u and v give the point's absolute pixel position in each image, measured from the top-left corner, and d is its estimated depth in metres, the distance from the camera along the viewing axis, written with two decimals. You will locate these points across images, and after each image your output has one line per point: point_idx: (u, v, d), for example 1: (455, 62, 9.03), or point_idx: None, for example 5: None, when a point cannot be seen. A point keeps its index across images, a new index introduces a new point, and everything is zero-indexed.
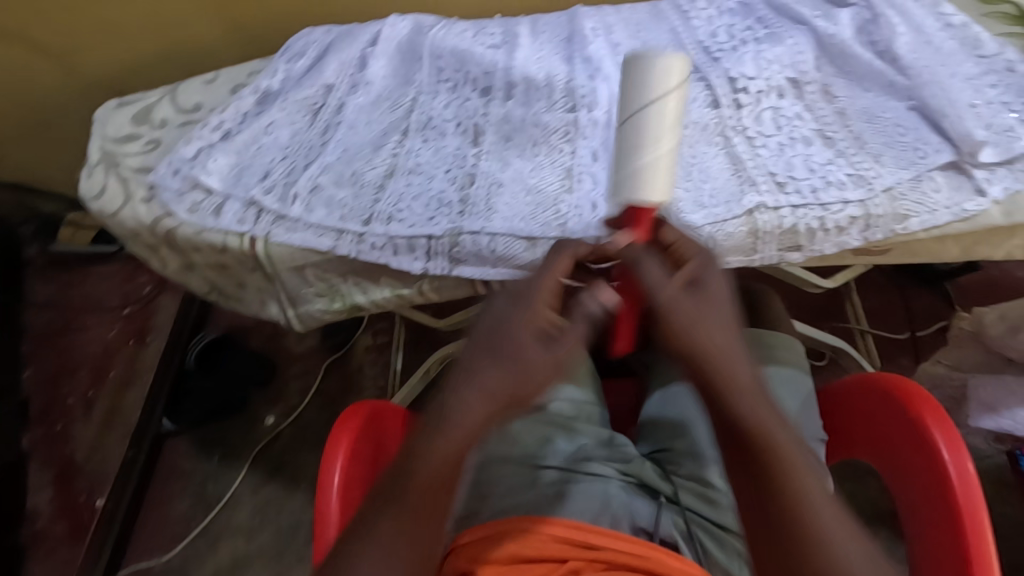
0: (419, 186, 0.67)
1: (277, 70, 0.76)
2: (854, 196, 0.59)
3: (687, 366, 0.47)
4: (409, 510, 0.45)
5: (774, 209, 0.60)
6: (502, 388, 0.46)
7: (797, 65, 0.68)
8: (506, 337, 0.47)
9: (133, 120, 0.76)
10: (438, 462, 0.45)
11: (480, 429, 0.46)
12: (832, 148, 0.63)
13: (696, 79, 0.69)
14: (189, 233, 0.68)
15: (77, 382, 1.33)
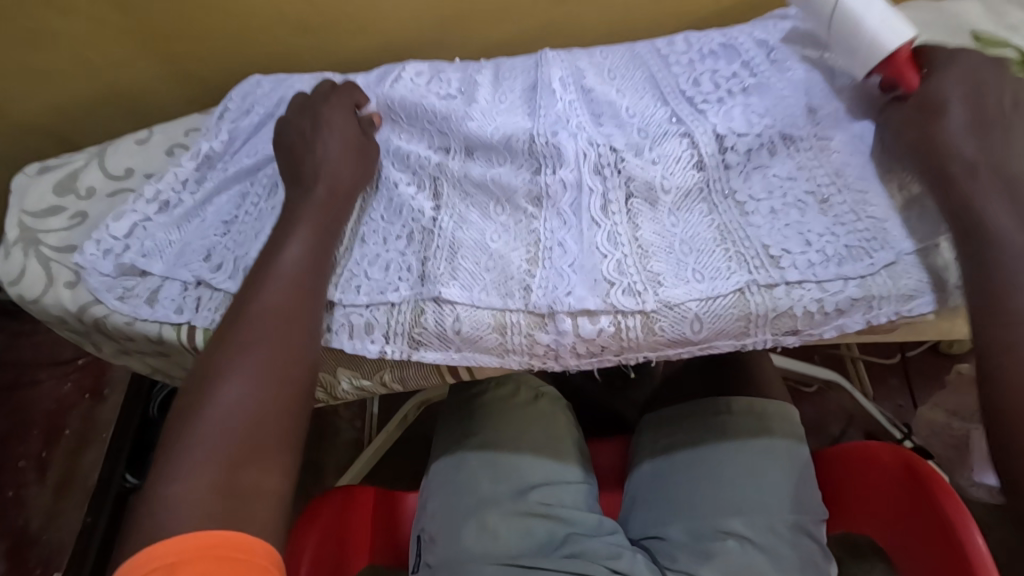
0: (382, 262, 0.60)
1: (219, 131, 0.70)
2: (852, 272, 0.53)
3: (985, 204, 0.50)
4: (266, 323, 0.53)
5: (768, 287, 0.54)
6: (304, 232, 0.58)
7: (787, 120, 0.62)
8: (305, 151, 0.63)
9: (55, 190, 0.68)
10: (294, 269, 0.56)
11: (295, 272, 0.56)
12: (829, 215, 0.56)
13: (678, 131, 0.63)
14: (119, 323, 0.60)
15: (30, 442, 1.25)
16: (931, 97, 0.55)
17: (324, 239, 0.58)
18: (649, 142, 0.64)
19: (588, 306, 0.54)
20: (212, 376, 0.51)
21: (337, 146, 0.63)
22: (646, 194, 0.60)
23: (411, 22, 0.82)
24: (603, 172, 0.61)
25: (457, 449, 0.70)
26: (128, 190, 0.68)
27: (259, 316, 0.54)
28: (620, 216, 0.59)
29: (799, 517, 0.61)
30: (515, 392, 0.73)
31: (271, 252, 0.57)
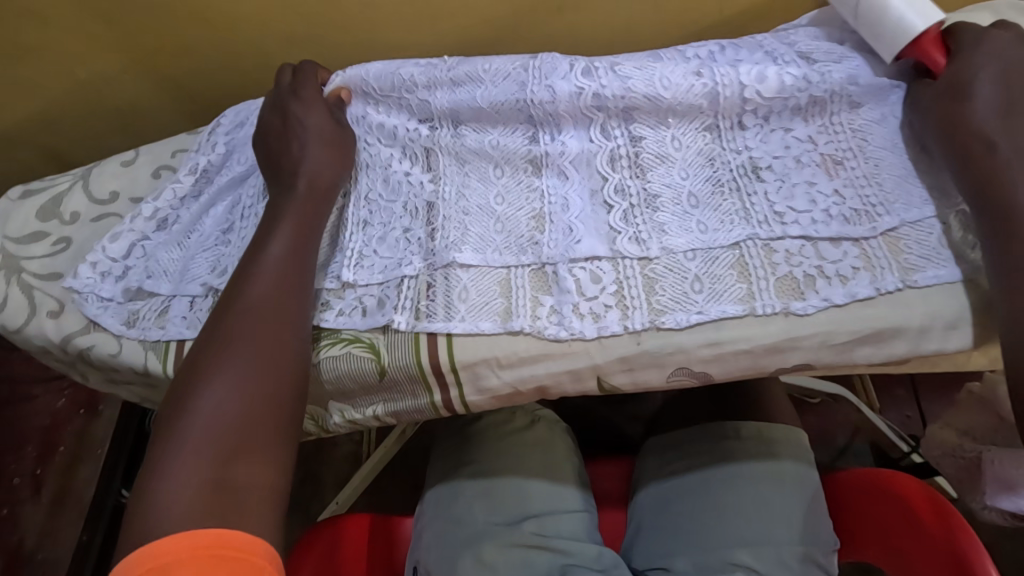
0: (381, 234, 0.58)
1: (216, 142, 0.65)
2: (852, 233, 0.51)
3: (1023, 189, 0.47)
4: (252, 315, 0.50)
5: (768, 243, 0.52)
6: (289, 227, 0.55)
7: (823, 81, 0.57)
8: (281, 144, 0.59)
9: (37, 217, 0.66)
10: (282, 263, 0.53)
11: (283, 264, 0.53)
12: (837, 177, 0.55)
13: (694, 74, 0.59)
14: (103, 355, 0.58)
15: (24, 459, 1.23)
16: (962, 83, 0.52)
17: (308, 236, 0.55)
18: (672, 99, 0.59)
19: (589, 254, 0.54)
20: (198, 375, 0.48)
21: (315, 132, 0.59)
22: (658, 152, 0.59)
23: (403, 30, 0.79)
24: (610, 131, 0.60)
25: (454, 476, 0.69)
26: (114, 216, 0.65)
27: (247, 311, 0.51)
28: (627, 171, 0.58)
29: (807, 550, 0.60)
30: (509, 417, 0.72)
31: (259, 241, 0.54)
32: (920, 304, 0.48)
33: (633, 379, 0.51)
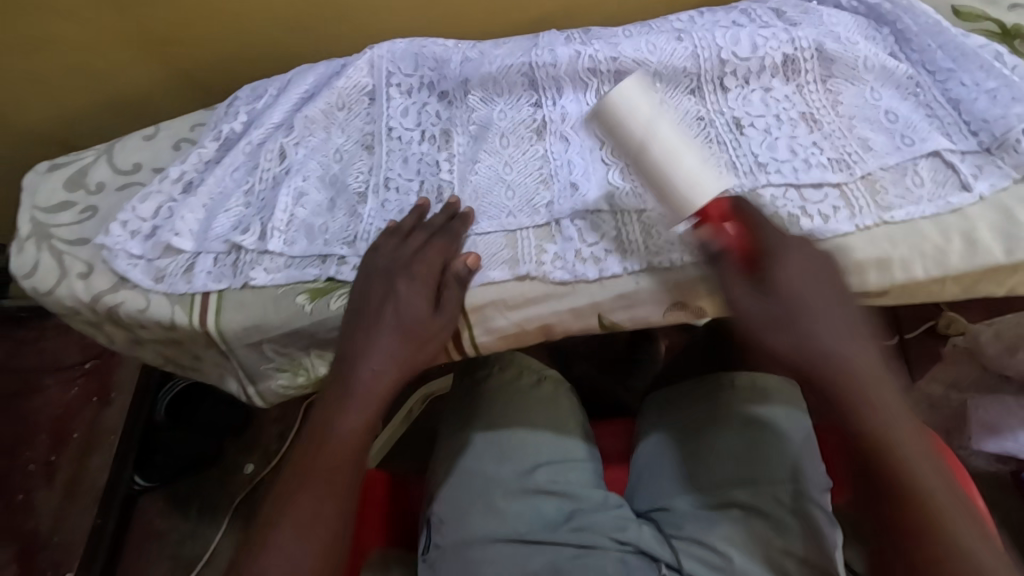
0: (394, 204, 0.62)
1: (237, 112, 0.70)
2: (831, 178, 0.54)
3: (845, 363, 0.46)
4: (338, 458, 0.53)
5: (754, 193, 0.55)
6: (396, 348, 0.54)
7: (794, 40, 0.61)
8: (403, 292, 0.55)
9: (65, 186, 0.69)
10: (345, 443, 0.53)
11: (373, 405, 0.54)
12: (817, 131, 0.58)
13: (677, 38, 0.63)
14: (131, 311, 0.62)
15: (38, 447, 1.24)
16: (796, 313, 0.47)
17: (417, 356, 0.55)
18: (658, 65, 0.62)
19: (591, 208, 0.57)
20: (282, 499, 0.52)
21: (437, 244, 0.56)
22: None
23: (407, 17, 0.82)
24: (604, 97, 0.63)
25: (464, 431, 0.71)
26: (137, 184, 0.69)
27: (306, 483, 0.52)
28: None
29: (802, 485, 0.61)
30: (518, 377, 0.73)
31: (364, 347, 0.54)
32: (901, 236, 0.51)
33: (631, 315, 0.55)
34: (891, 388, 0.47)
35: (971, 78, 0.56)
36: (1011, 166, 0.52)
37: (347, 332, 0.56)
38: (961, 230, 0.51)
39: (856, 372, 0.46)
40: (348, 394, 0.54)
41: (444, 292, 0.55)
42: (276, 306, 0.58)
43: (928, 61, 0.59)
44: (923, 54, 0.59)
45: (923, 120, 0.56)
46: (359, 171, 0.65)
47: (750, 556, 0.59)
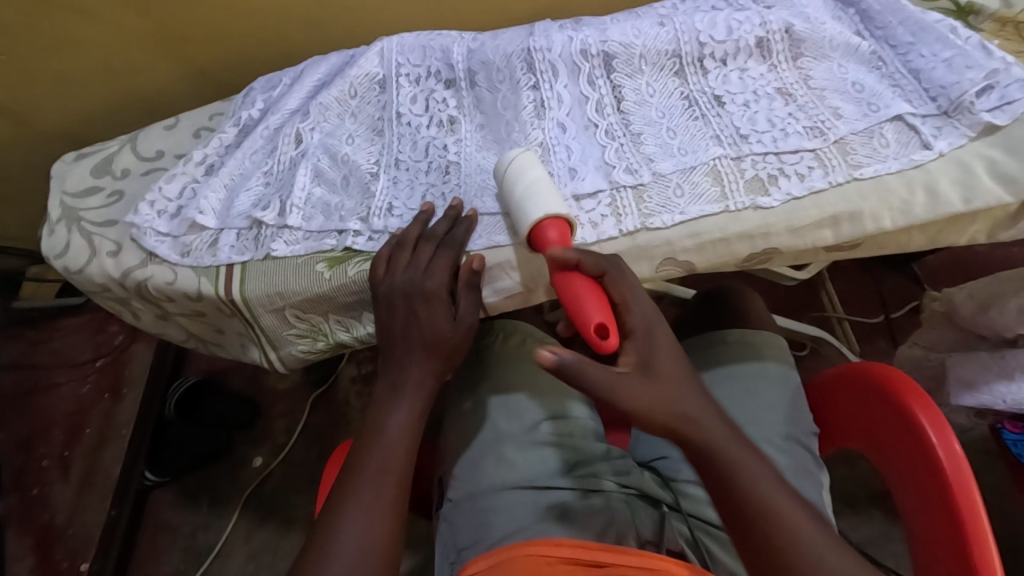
0: (406, 182, 0.66)
1: (255, 100, 0.75)
2: (806, 145, 0.59)
3: (711, 447, 0.50)
4: (385, 471, 0.57)
5: (736, 159, 0.60)
6: (429, 362, 0.60)
7: (766, 22, 0.66)
8: (433, 305, 0.59)
9: (93, 173, 0.74)
10: (400, 435, 0.59)
11: (413, 420, 0.60)
12: (791, 103, 0.62)
13: (661, 24, 0.68)
14: (159, 285, 0.66)
15: (53, 442, 1.23)
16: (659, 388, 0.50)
17: (447, 366, 0.61)
18: (642, 48, 0.67)
19: (592, 188, 0.60)
20: (333, 518, 0.55)
21: (446, 257, 0.59)
22: (636, 97, 0.66)
23: (410, 12, 0.86)
24: (595, 81, 0.67)
25: (473, 396, 0.75)
26: (162, 169, 0.74)
27: (371, 472, 0.57)
28: (614, 115, 0.65)
29: (790, 429, 0.68)
30: (522, 342, 0.78)
31: (401, 364, 0.60)
32: (871, 191, 0.56)
33: None
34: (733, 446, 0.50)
35: (929, 50, 0.62)
36: (967, 125, 0.57)
37: (385, 354, 0.62)
38: (923, 183, 0.56)
39: (720, 445, 0.50)
40: (393, 405, 0.60)
41: (461, 300, 0.60)
42: (297, 274, 0.62)
43: (891, 37, 0.64)
44: (886, 30, 0.65)
45: (888, 89, 0.61)
46: (369, 154, 0.69)
47: None
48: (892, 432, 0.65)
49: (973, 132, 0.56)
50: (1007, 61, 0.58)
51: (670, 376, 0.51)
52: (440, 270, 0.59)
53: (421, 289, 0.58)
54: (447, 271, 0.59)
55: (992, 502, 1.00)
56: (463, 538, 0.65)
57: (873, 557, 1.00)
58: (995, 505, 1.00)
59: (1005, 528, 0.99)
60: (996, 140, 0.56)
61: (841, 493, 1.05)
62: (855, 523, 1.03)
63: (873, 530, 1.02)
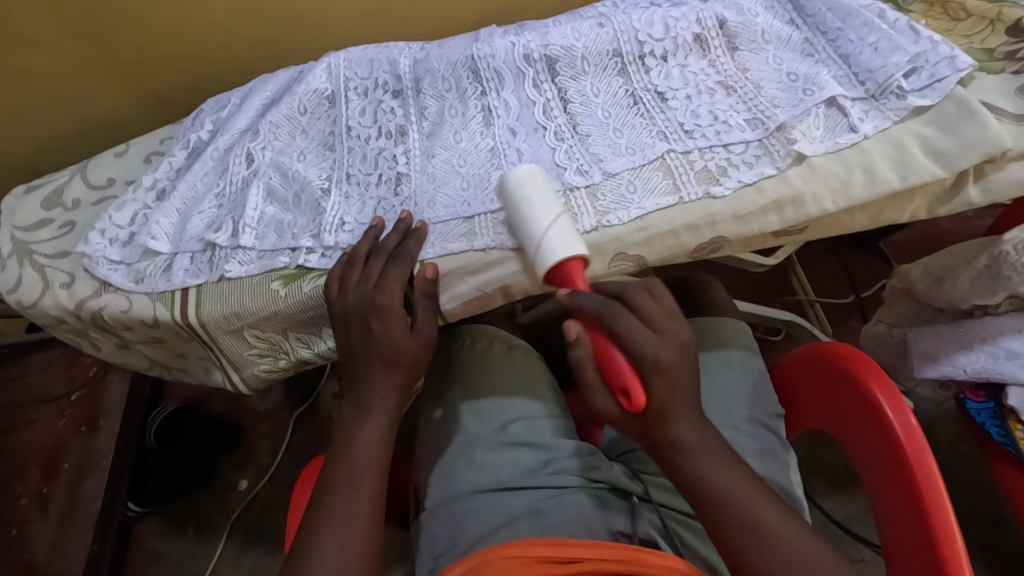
0: (357, 197, 0.66)
1: (204, 123, 0.75)
2: (750, 136, 0.60)
3: (709, 488, 0.52)
4: (354, 490, 0.57)
5: (684, 153, 0.60)
6: (393, 377, 0.60)
7: (701, 19, 0.67)
8: (389, 320, 0.59)
9: (43, 205, 0.73)
10: (369, 453, 0.59)
11: (380, 436, 0.60)
12: (732, 95, 0.63)
13: (600, 25, 0.69)
14: (114, 313, 0.65)
15: (29, 479, 1.21)
16: (660, 437, 0.53)
17: (414, 376, 0.61)
18: (583, 50, 0.68)
19: None
20: (306, 539, 0.54)
21: (397, 271, 0.59)
22: (581, 98, 0.66)
23: (359, 21, 0.86)
24: (540, 85, 0.67)
25: (444, 404, 0.75)
26: (112, 196, 0.73)
27: (342, 492, 0.56)
28: (561, 118, 0.65)
29: (754, 412, 0.69)
30: (489, 344, 0.78)
31: (365, 381, 0.60)
32: (811, 175, 0.57)
33: None
34: (716, 470, 0.52)
35: (857, 35, 0.63)
36: (893, 109, 0.58)
37: (349, 369, 0.62)
38: (861, 164, 0.57)
39: (735, 491, 0.52)
40: (360, 421, 0.60)
41: (418, 310, 0.60)
42: (252, 294, 0.62)
43: (821, 24, 0.66)
44: (816, 18, 0.66)
45: (821, 75, 0.62)
46: (321, 169, 0.69)
47: None
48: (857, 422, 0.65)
49: (899, 115, 0.57)
50: (933, 40, 0.60)
51: (676, 420, 0.52)
52: (392, 285, 0.59)
53: (375, 305, 0.58)
54: (402, 283, 0.59)
55: (968, 471, 1.02)
56: (440, 543, 0.64)
57: (858, 535, 1.01)
58: (972, 474, 1.02)
59: (982, 497, 1.01)
60: (929, 118, 0.57)
61: (823, 474, 1.06)
62: (838, 503, 1.04)
63: (856, 508, 1.03)
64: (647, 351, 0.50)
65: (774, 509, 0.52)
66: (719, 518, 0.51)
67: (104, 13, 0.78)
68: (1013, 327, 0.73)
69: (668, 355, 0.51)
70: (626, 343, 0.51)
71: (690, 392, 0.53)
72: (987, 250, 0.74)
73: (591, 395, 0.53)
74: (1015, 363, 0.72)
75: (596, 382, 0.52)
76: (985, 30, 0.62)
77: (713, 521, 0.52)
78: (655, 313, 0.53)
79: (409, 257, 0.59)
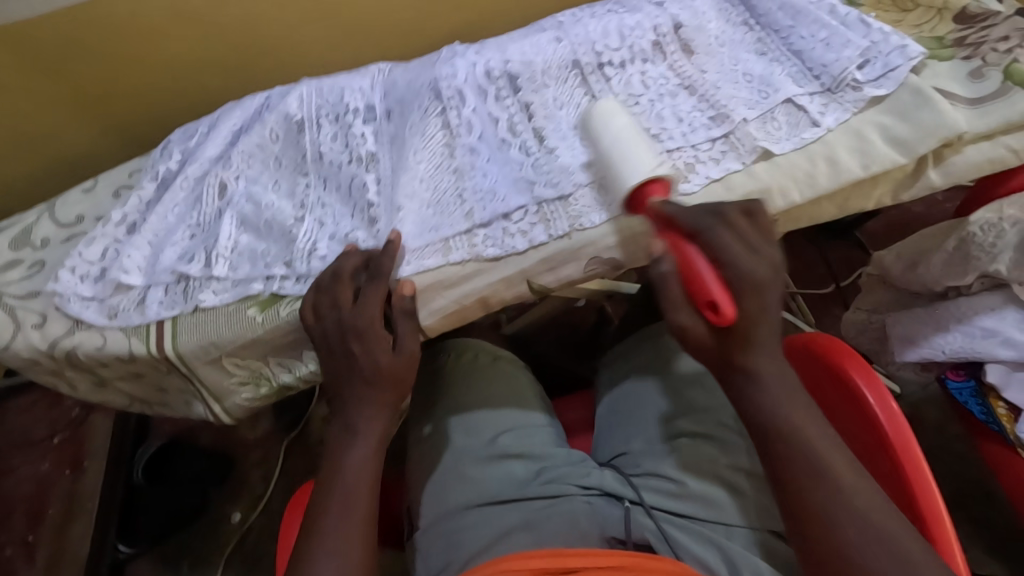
0: (331, 222, 0.66)
1: (172, 153, 0.75)
2: (718, 132, 0.60)
3: (779, 421, 0.51)
4: (345, 516, 0.56)
5: (655, 158, 0.61)
6: (380, 398, 0.60)
7: (655, 28, 0.68)
8: (371, 340, 0.58)
9: (11, 246, 0.71)
10: (358, 475, 0.58)
11: (371, 457, 0.59)
12: (695, 96, 0.64)
13: (556, 42, 0.69)
14: (90, 351, 0.64)
15: (14, 528, 1.17)
16: (737, 367, 0.53)
17: (400, 393, 0.61)
18: (542, 64, 0.68)
19: (515, 204, 0.60)
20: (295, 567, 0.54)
21: (372, 295, 0.58)
22: (545, 111, 0.66)
23: (328, 45, 0.87)
24: (504, 101, 0.68)
25: (432, 420, 0.74)
26: (81, 233, 0.72)
27: (330, 518, 0.55)
28: (527, 132, 0.65)
29: (741, 408, 0.69)
30: (475, 357, 0.78)
31: (353, 404, 0.60)
32: (777, 168, 0.58)
33: (557, 276, 0.60)
34: (801, 412, 0.52)
35: (808, 32, 0.64)
36: (850, 101, 0.59)
37: (335, 392, 0.61)
38: (825, 155, 0.58)
39: (807, 434, 0.51)
40: (348, 445, 0.59)
41: (398, 329, 0.59)
42: (229, 322, 0.62)
43: (773, 23, 0.67)
44: (768, 17, 0.68)
45: (775, 71, 0.64)
46: (292, 198, 0.68)
47: (705, 480, 0.65)
48: (844, 413, 0.67)
49: (858, 106, 0.59)
50: (884, 31, 0.61)
51: (757, 348, 0.52)
52: (370, 307, 0.58)
53: (357, 331, 0.58)
54: (380, 306, 0.58)
55: (959, 449, 1.03)
56: (434, 562, 0.63)
57: None
58: (963, 452, 1.03)
59: (972, 477, 1.01)
60: (886, 107, 0.58)
61: None
62: None
63: None
64: (748, 266, 0.52)
65: (849, 470, 0.50)
66: (786, 463, 0.51)
67: (65, 49, 0.78)
68: (989, 306, 0.74)
69: (764, 273, 0.52)
70: (715, 253, 0.52)
71: (777, 320, 0.53)
72: (955, 232, 0.75)
73: (675, 307, 0.53)
74: (993, 341, 0.72)
75: (683, 295, 0.53)
76: (933, 19, 0.64)
77: (780, 469, 0.51)
78: (751, 233, 0.54)
79: (382, 280, 0.58)
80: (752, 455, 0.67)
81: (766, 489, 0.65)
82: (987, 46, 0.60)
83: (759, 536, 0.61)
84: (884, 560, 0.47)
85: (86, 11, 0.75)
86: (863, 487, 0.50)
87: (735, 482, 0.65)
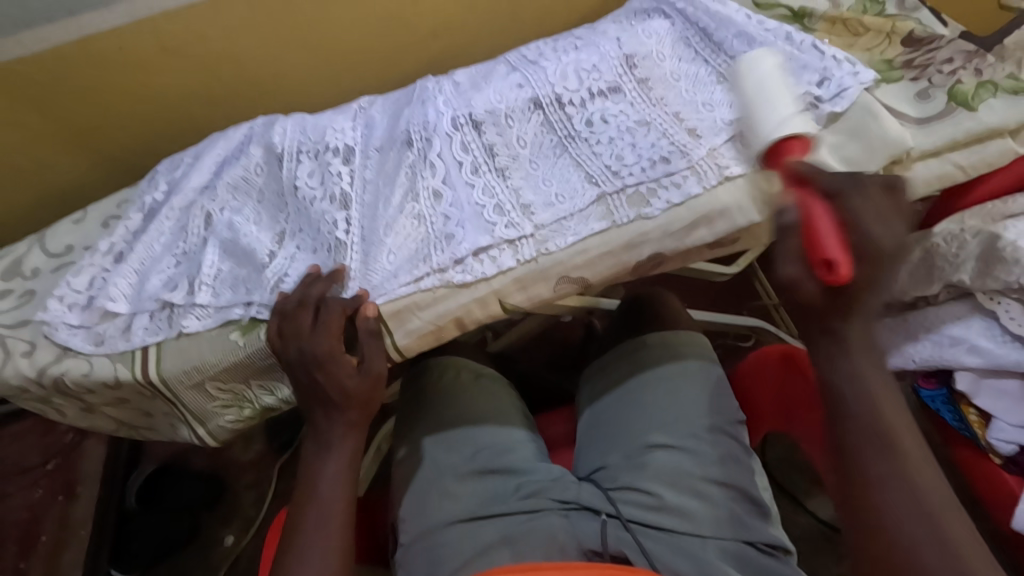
0: (301, 260, 0.67)
1: (158, 184, 0.77)
2: (679, 164, 0.63)
3: (845, 383, 0.52)
4: (322, 533, 0.57)
5: (619, 191, 0.63)
6: (347, 418, 0.61)
7: (609, 72, 0.71)
8: (335, 366, 0.60)
9: (3, 277, 0.74)
10: (333, 493, 0.60)
11: (345, 476, 0.61)
12: (655, 127, 0.67)
13: (517, 87, 0.72)
14: (77, 377, 0.66)
15: (5, 557, 1.15)
16: (831, 326, 0.53)
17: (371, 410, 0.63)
18: (506, 110, 0.71)
19: (475, 246, 0.61)
20: None
21: (331, 326, 0.60)
22: (509, 152, 0.68)
23: (313, 76, 0.91)
24: (468, 146, 0.69)
25: (412, 438, 0.76)
26: (71, 262, 0.74)
27: (308, 537, 0.57)
28: (489, 174, 0.67)
29: (713, 420, 0.71)
30: (457, 375, 0.80)
31: (324, 426, 0.62)
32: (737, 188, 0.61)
33: (528, 295, 0.62)
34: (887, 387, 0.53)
35: None
36: (813, 119, 0.62)
37: (306, 411, 0.63)
38: None
39: (880, 401, 0.52)
40: (321, 465, 0.61)
41: (364, 350, 0.60)
42: (212, 345, 0.64)
43: (730, 50, 0.71)
44: (725, 44, 0.71)
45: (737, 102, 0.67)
46: (271, 232, 0.71)
47: (678, 492, 0.66)
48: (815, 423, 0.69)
49: (821, 123, 0.61)
50: (837, 58, 0.64)
51: (859, 312, 0.53)
52: (326, 338, 0.59)
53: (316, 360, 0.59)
54: (338, 335, 0.60)
55: None
56: None
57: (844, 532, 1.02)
58: None
59: None
60: (840, 125, 0.61)
61: (806, 474, 1.07)
62: (823, 500, 1.05)
63: None
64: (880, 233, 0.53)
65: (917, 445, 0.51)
66: (855, 425, 0.51)
67: (58, 85, 0.81)
68: (955, 316, 0.73)
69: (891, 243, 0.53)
70: (846, 215, 0.54)
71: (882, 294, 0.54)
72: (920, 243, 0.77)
73: (784, 259, 0.53)
74: (959, 349, 0.71)
75: (799, 251, 0.53)
76: (883, 42, 0.68)
77: (844, 432, 0.52)
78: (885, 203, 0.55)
79: (339, 310, 0.60)
80: (723, 465, 0.69)
81: (734, 499, 0.67)
82: (933, 68, 0.64)
83: (730, 545, 0.63)
84: (924, 535, 0.48)
85: (79, 49, 0.78)
86: (924, 463, 0.50)
87: (706, 491, 0.67)
